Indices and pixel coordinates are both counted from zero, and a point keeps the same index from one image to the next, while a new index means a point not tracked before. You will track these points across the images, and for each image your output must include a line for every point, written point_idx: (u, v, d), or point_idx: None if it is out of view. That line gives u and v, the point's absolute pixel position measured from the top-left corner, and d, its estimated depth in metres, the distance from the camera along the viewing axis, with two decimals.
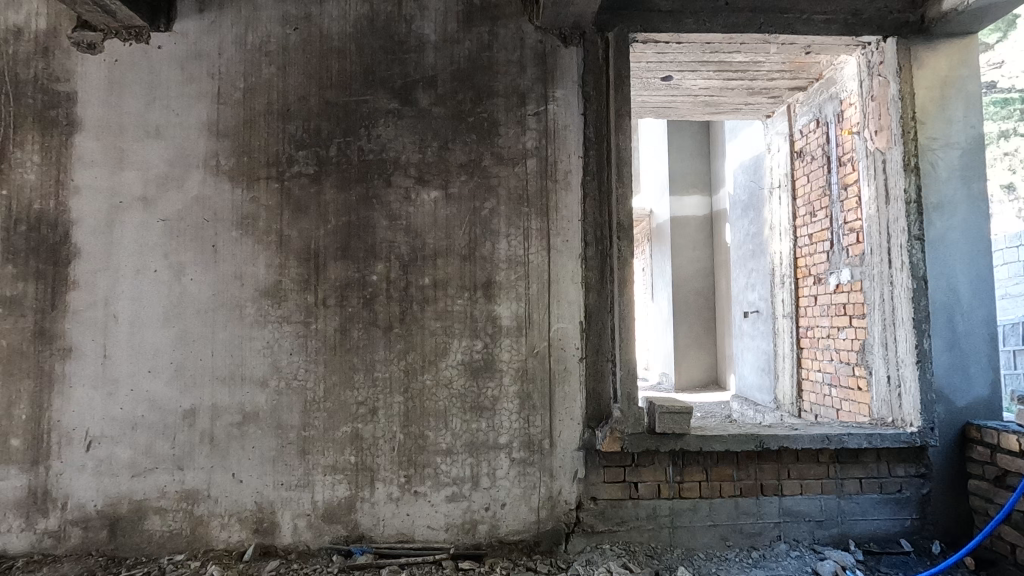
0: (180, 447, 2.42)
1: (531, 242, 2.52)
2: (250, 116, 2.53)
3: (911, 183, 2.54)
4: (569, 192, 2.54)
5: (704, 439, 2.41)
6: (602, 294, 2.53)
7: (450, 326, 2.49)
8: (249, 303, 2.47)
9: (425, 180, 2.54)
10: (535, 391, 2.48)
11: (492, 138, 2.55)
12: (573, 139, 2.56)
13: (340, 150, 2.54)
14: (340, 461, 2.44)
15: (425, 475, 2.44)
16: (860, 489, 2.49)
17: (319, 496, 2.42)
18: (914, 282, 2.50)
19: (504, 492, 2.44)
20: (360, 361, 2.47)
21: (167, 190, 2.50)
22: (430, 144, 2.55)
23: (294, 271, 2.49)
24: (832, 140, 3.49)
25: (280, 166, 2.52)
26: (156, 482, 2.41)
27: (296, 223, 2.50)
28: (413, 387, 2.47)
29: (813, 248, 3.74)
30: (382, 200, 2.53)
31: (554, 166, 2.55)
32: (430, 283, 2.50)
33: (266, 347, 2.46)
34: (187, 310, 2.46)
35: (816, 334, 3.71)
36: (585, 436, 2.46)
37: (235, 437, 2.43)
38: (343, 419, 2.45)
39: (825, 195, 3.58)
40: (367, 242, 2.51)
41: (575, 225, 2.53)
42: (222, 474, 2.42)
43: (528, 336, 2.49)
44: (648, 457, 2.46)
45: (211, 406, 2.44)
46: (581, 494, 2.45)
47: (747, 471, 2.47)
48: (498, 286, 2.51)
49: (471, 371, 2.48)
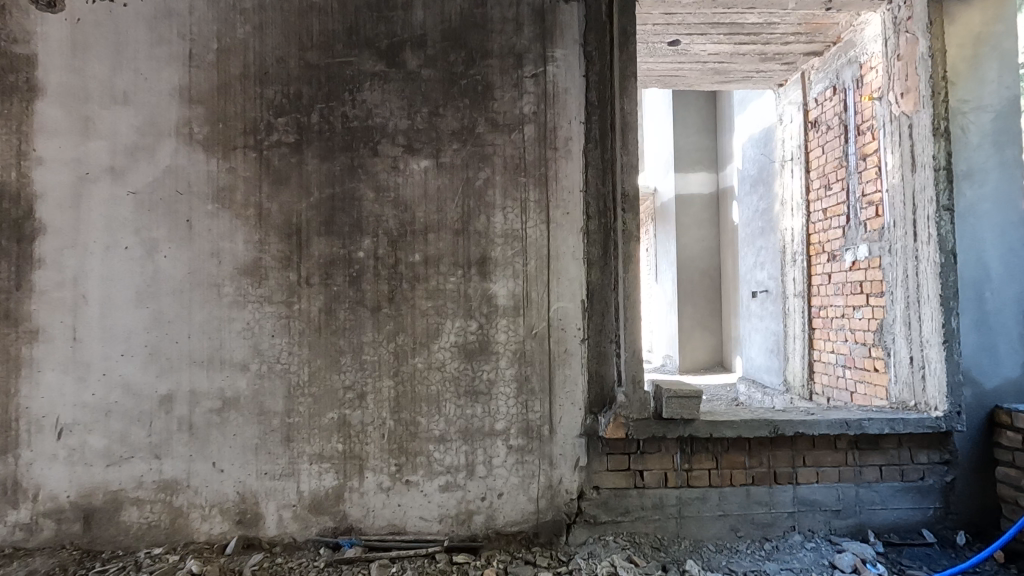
0: (157, 435, 2.28)
1: (528, 215, 2.34)
2: (225, 80, 2.34)
3: (940, 148, 2.34)
4: (569, 161, 2.36)
5: (715, 425, 2.26)
6: (606, 271, 2.37)
7: (443, 306, 2.33)
8: (228, 282, 2.31)
9: (414, 149, 2.36)
10: (534, 375, 2.32)
11: (487, 103, 2.36)
12: (574, 104, 2.36)
13: (323, 117, 2.35)
14: (327, 450, 2.30)
15: (417, 463, 2.30)
16: (880, 477, 2.34)
17: (305, 486, 2.29)
18: (942, 257, 2.31)
19: (501, 481, 2.30)
20: (348, 343, 2.32)
21: (137, 161, 2.32)
22: (420, 109, 2.36)
23: (276, 247, 2.32)
24: (850, 108, 3.30)
25: (258, 134, 2.34)
26: (132, 472, 2.27)
27: (276, 196, 2.33)
28: (404, 370, 2.32)
29: (827, 223, 3.57)
30: (367, 170, 2.35)
31: (553, 132, 2.36)
32: (420, 260, 2.34)
33: (246, 329, 2.31)
34: (161, 289, 2.30)
35: (831, 314, 3.55)
36: (587, 422, 2.31)
37: (215, 424, 2.29)
38: (329, 405, 2.30)
39: (842, 166, 3.39)
40: (352, 216, 2.34)
41: (576, 195, 2.35)
42: (202, 463, 2.28)
43: (526, 316, 2.33)
44: (654, 444, 2.31)
45: (189, 392, 2.29)
46: (583, 483, 2.31)
47: (760, 458, 2.33)
48: (493, 262, 2.34)
49: (465, 353, 2.32)
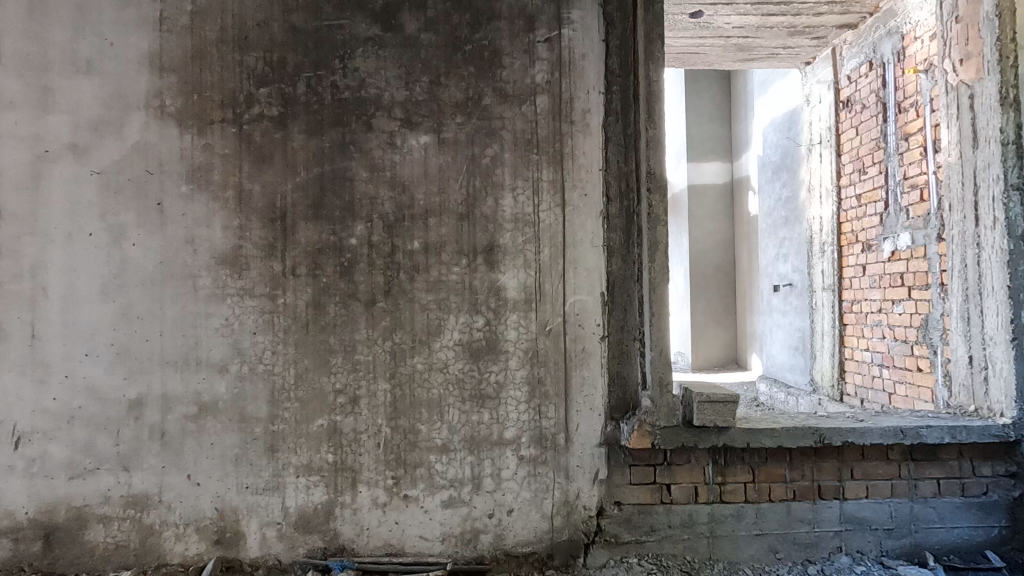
0: (125, 444, 2.04)
1: (541, 198, 2.08)
2: (200, 46, 2.08)
3: (1008, 120, 2.07)
4: (588, 136, 2.09)
5: (752, 434, 2.00)
6: (629, 260, 2.11)
7: (445, 300, 2.07)
8: (204, 273, 2.06)
9: (413, 123, 2.09)
10: (548, 377, 2.06)
11: (494, 72, 2.10)
12: (593, 71, 2.10)
13: (310, 87, 2.09)
14: (315, 461, 2.05)
15: (417, 476, 2.05)
16: (938, 492, 2.08)
17: (291, 501, 2.04)
18: (1010, 243, 2.05)
19: (511, 496, 2.05)
20: (338, 342, 2.07)
21: (102, 137, 2.06)
22: (419, 78, 2.10)
23: (257, 234, 2.07)
24: (889, 84, 3.02)
25: (237, 106, 2.08)
26: (99, 485, 2.03)
27: (258, 176, 2.08)
28: (402, 372, 2.06)
29: (862, 210, 3.30)
30: (361, 146, 2.09)
31: (569, 104, 2.09)
32: (420, 248, 2.08)
33: (225, 325, 2.06)
34: (130, 281, 2.05)
35: (865, 308, 3.27)
36: (607, 430, 2.05)
37: (190, 433, 2.04)
38: (318, 411, 2.05)
39: (880, 148, 3.11)
40: (344, 199, 2.08)
41: (595, 175, 2.09)
42: (176, 476, 2.04)
43: (538, 311, 2.07)
44: (683, 455, 2.05)
45: (161, 396, 2.05)
46: (603, 498, 2.05)
47: (802, 471, 2.06)
48: (502, 250, 2.08)
49: (470, 352, 2.07)
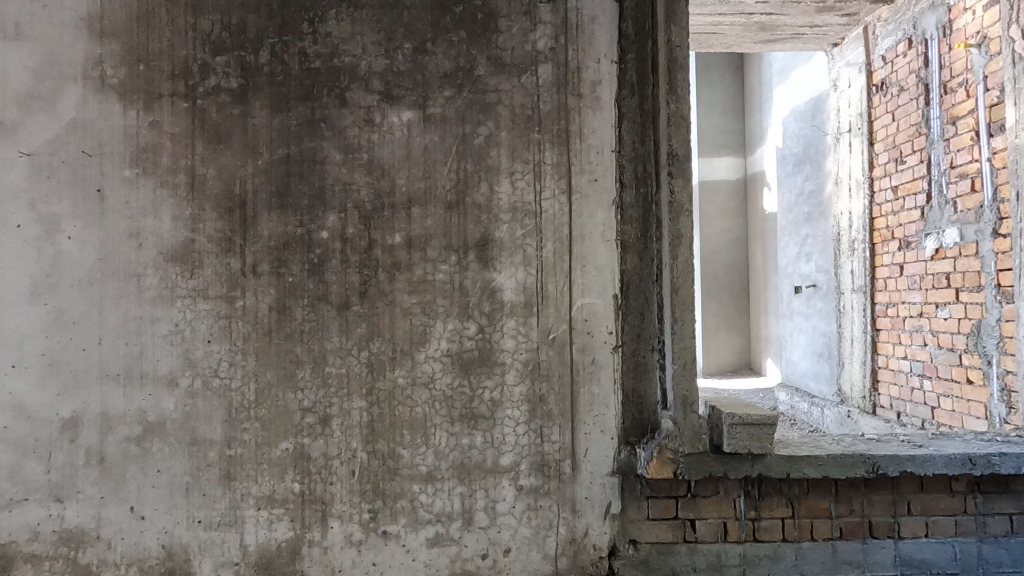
0: (58, 471, 1.74)
1: (544, 184, 1.78)
2: (147, 8, 1.79)
3: None
4: (598, 111, 1.78)
5: (793, 462, 1.69)
6: (645, 257, 1.80)
7: (431, 303, 1.77)
8: (150, 271, 1.77)
9: (394, 96, 1.80)
10: (551, 394, 1.76)
11: (488, 37, 1.80)
12: (604, 36, 1.79)
13: (274, 56, 1.80)
14: (279, 491, 1.75)
15: (397, 509, 1.75)
16: (1010, 530, 1.76)
17: (251, 538, 1.75)
18: None
19: (508, 534, 1.75)
20: (307, 352, 1.77)
21: (32, 113, 1.77)
22: (401, 45, 1.80)
23: (212, 226, 1.78)
24: (932, 62, 2.71)
25: (190, 78, 1.79)
26: (27, 519, 1.74)
27: (213, 158, 1.78)
28: (380, 388, 1.77)
29: (898, 204, 2.98)
30: (333, 124, 1.79)
31: (575, 74, 1.79)
32: (402, 242, 1.78)
33: (174, 332, 1.76)
34: (63, 280, 1.76)
35: (902, 313, 2.94)
36: (621, 456, 1.75)
37: (133, 458, 1.75)
38: (282, 432, 1.76)
39: (921, 133, 2.79)
40: (313, 185, 1.79)
41: (607, 157, 1.78)
42: (117, 508, 1.75)
43: (540, 316, 1.77)
44: (710, 485, 1.75)
45: (100, 415, 1.75)
46: (616, 536, 1.75)
47: (850, 504, 1.76)
48: (498, 245, 1.78)
49: (460, 364, 1.77)
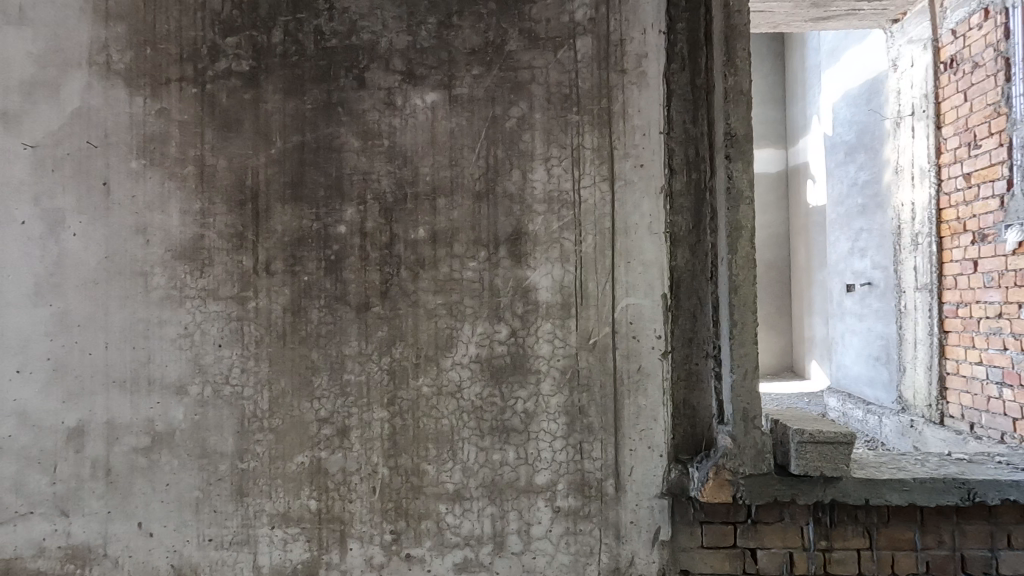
0: (63, 484, 1.64)
1: (583, 170, 1.59)
2: None
3: None
4: (644, 87, 1.58)
5: (872, 487, 1.47)
6: (698, 252, 1.60)
7: (458, 304, 1.61)
8: (157, 270, 1.64)
9: (417, 76, 1.63)
10: (592, 406, 1.57)
11: (521, 8, 1.62)
12: (650, 2, 1.58)
13: (288, 35, 1.65)
14: (294, 509, 1.61)
15: (422, 531, 1.59)
16: None
17: (264, 559, 1.61)
18: None
19: (544, 561, 1.57)
20: (323, 357, 1.62)
21: (36, 103, 1.66)
22: (424, 20, 1.64)
23: (223, 220, 1.64)
24: (1014, 33, 2.41)
25: (199, 61, 1.66)
26: (32, 534, 1.64)
27: (224, 147, 1.65)
28: (403, 398, 1.61)
29: (971, 193, 2.68)
30: (351, 108, 1.64)
31: (618, 47, 1.59)
32: (426, 237, 1.62)
33: (183, 336, 1.64)
34: (68, 280, 1.65)
35: (977, 313, 2.65)
36: (671, 476, 1.55)
37: (141, 470, 1.63)
38: (298, 445, 1.61)
39: (1000, 113, 2.50)
40: (330, 175, 1.64)
41: (654, 140, 1.58)
42: (124, 524, 1.63)
43: (579, 318, 1.58)
44: (775, 510, 1.53)
45: (105, 425, 1.64)
46: (666, 565, 1.55)
47: (938, 535, 1.52)
48: (532, 239, 1.60)
49: (491, 371, 1.60)
